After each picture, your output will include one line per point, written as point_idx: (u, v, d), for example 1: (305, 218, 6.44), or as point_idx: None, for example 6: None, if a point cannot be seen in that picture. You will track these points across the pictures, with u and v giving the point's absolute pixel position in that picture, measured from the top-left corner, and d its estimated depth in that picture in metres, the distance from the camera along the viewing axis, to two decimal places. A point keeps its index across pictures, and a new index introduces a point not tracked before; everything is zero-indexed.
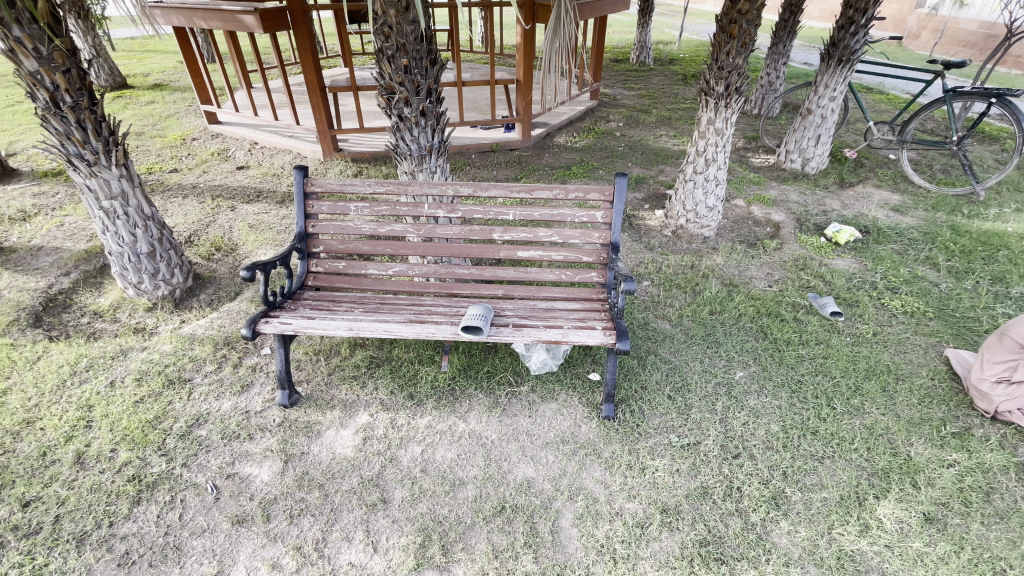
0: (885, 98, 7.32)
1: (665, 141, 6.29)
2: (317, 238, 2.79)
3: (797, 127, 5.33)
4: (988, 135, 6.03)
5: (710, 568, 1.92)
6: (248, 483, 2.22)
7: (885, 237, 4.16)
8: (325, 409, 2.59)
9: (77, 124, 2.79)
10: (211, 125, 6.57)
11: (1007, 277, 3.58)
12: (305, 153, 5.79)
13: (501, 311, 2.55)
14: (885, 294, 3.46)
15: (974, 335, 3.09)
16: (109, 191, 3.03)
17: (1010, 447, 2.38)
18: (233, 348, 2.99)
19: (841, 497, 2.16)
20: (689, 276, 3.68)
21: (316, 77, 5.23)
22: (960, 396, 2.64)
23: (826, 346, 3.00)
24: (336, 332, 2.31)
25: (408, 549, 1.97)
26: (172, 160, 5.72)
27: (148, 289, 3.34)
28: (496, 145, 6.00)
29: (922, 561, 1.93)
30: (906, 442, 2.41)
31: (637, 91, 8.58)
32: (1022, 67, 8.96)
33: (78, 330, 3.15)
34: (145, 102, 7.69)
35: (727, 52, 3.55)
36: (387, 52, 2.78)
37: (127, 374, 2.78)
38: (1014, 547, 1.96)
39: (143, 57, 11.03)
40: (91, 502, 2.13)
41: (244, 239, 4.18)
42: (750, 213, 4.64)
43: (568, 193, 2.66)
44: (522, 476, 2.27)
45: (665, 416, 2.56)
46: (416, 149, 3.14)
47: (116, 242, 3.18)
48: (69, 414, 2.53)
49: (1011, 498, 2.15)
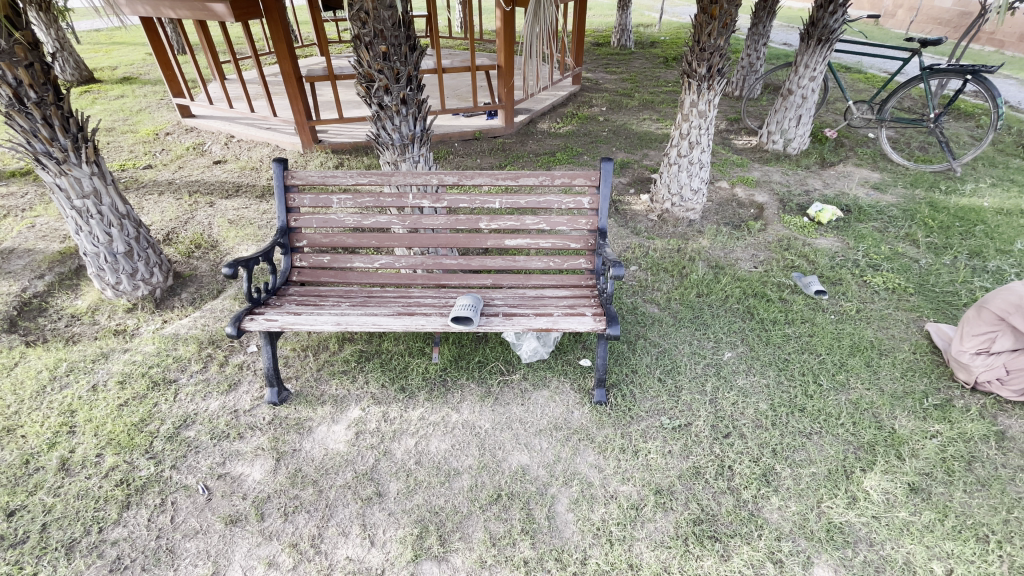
0: (863, 77, 7.39)
1: (648, 125, 6.28)
2: (299, 232, 2.74)
3: (778, 108, 5.36)
4: (964, 112, 6.12)
5: (704, 546, 1.95)
6: (240, 483, 2.20)
7: (866, 214, 4.22)
8: (315, 405, 2.56)
9: (43, 120, 2.69)
10: (185, 119, 6.39)
11: (984, 251, 3.66)
12: (284, 145, 5.66)
13: (490, 300, 2.54)
14: (867, 271, 3.52)
15: (953, 309, 3.17)
16: (80, 189, 2.93)
17: (990, 417, 2.45)
18: (218, 346, 2.94)
19: (829, 471, 2.21)
20: (676, 260, 3.69)
21: (292, 67, 5.09)
22: (941, 368, 2.71)
23: (811, 324, 3.05)
24: (324, 327, 2.28)
25: (406, 540, 1.97)
26: (145, 156, 5.55)
27: (127, 290, 3.26)
28: (479, 132, 5.92)
29: (908, 529, 1.99)
30: (890, 415, 2.47)
31: (619, 74, 8.53)
32: (995, 44, 9.11)
33: (56, 334, 3.06)
34: (114, 96, 7.45)
35: (708, 33, 3.54)
36: (364, 39, 2.71)
37: (110, 377, 2.72)
38: (996, 513, 2.03)
39: (110, 50, 10.67)
40: (79, 508, 2.09)
41: (225, 235, 4.09)
42: (734, 195, 4.67)
43: (554, 179, 2.64)
44: (517, 463, 2.28)
45: (656, 399, 2.58)
46: (398, 139, 3.08)
47: (90, 242, 3.09)
48: (52, 420, 2.47)
49: (992, 466, 2.21)
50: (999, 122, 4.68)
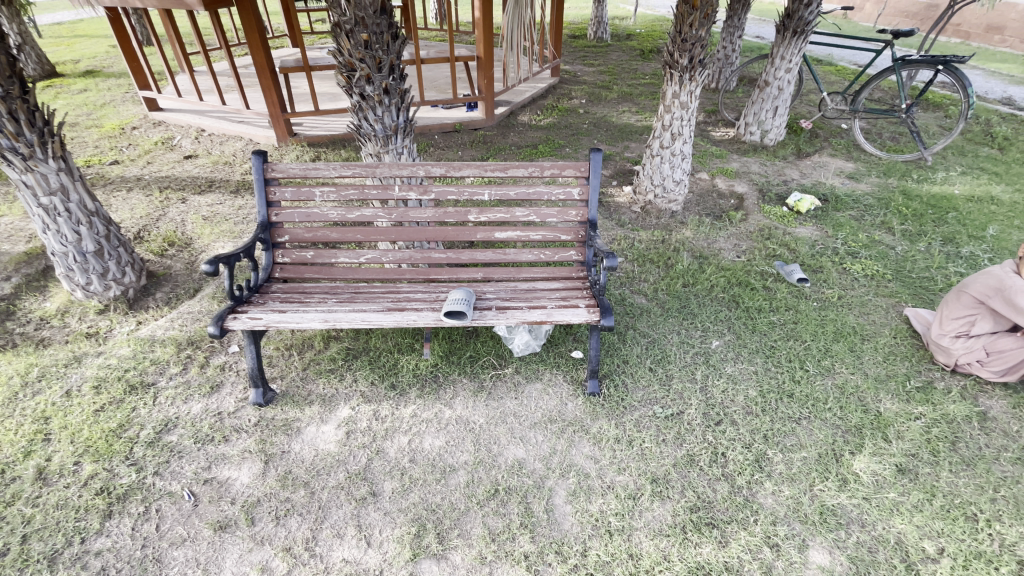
0: (835, 69, 7.54)
1: (628, 117, 6.30)
2: (281, 227, 2.64)
3: (755, 99, 5.43)
4: (932, 103, 6.31)
5: (702, 534, 1.97)
6: (228, 487, 2.12)
7: (843, 204, 4.32)
8: (303, 405, 2.49)
9: (8, 114, 2.56)
10: (152, 112, 6.14)
11: (957, 238, 3.78)
12: (258, 139, 5.49)
13: (481, 294, 2.50)
14: (847, 259, 3.60)
15: (930, 293, 3.26)
16: (47, 186, 2.79)
17: (970, 397, 2.54)
18: (198, 347, 2.84)
19: (820, 455, 2.25)
20: (661, 250, 3.72)
21: (265, 58, 4.92)
22: (921, 352, 2.79)
23: (795, 311, 3.11)
24: (311, 325, 2.21)
25: (403, 540, 1.94)
26: (111, 152, 5.32)
27: (98, 291, 3.10)
28: (459, 125, 5.85)
29: (898, 509, 2.04)
30: (875, 398, 2.53)
31: (597, 67, 8.53)
32: (959, 37, 9.43)
33: (24, 338, 2.91)
34: (76, 90, 7.12)
35: (690, 24, 3.55)
36: (345, 26, 2.63)
37: (84, 383, 2.59)
38: (981, 491, 2.10)
39: (70, 42, 10.20)
40: (58, 519, 1.99)
41: (200, 232, 3.95)
42: (715, 185, 4.72)
43: (543, 170, 2.60)
44: (513, 457, 2.26)
45: (648, 389, 2.59)
46: (381, 130, 3.01)
47: (58, 241, 2.94)
48: (24, 428, 2.35)
49: (974, 445, 2.29)
50: (967, 112, 4.82)
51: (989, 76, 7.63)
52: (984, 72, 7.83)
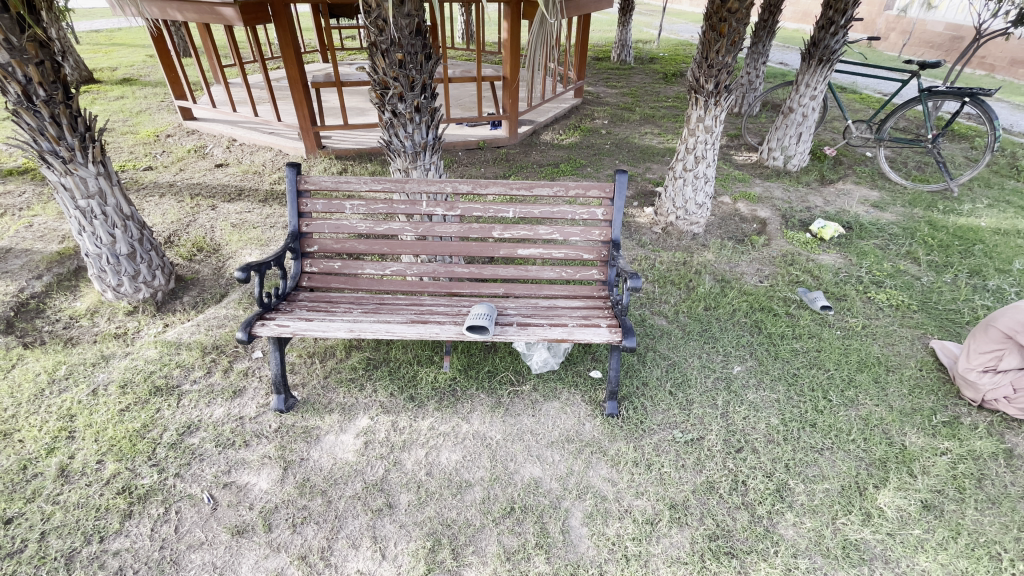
0: (858, 98, 7.52)
1: (649, 139, 6.34)
2: (310, 237, 2.70)
3: (779, 125, 5.42)
4: (958, 133, 6.25)
5: (721, 563, 1.93)
6: (246, 493, 2.15)
7: (867, 232, 4.27)
8: (323, 413, 2.52)
9: (51, 119, 2.65)
10: (186, 121, 6.35)
11: (984, 270, 3.71)
12: (287, 150, 5.64)
13: (503, 310, 2.52)
14: (871, 288, 3.55)
15: (956, 326, 3.20)
16: (85, 189, 2.88)
17: (998, 434, 2.46)
18: (223, 352, 2.89)
19: (842, 487, 2.20)
20: (682, 273, 3.70)
21: (298, 73, 5.07)
22: (947, 386, 2.73)
23: (818, 339, 3.06)
24: (336, 334, 2.25)
25: (418, 554, 1.93)
26: (145, 158, 5.50)
27: (128, 292, 3.19)
28: (483, 143, 5.95)
29: (923, 547, 1.98)
30: (900, 432, 2.47)
31: (620, 89, 8.63)
32: (985, 68, 9.41)
33: (54, 336, 3.00)
34: (114, 97, 7.40)
35: (716, 50, 3.57)
36: (381, 46, 2.70)
37: (111, 382, 2.66)
38: (1008, 531, 2.03)
39: (109, 50, 10.63)
40: (79, 517, 2.02)
41: (228, 239, 4.04)
42: (737, 210, 4.71)
43: (568, 190, 2.62)
44: (529, 476, 2.24)
45: (667, 412, 2.57)
46: (410, 146, 3.09)
47: (93, 243, 3.03)
48: (50, 425, 2.40)
49: (1001, 484, 2.22)
50: (995, 144, 4.75)
51: (1017, 108, 7.56)
52: (1010, 105, 7.75)
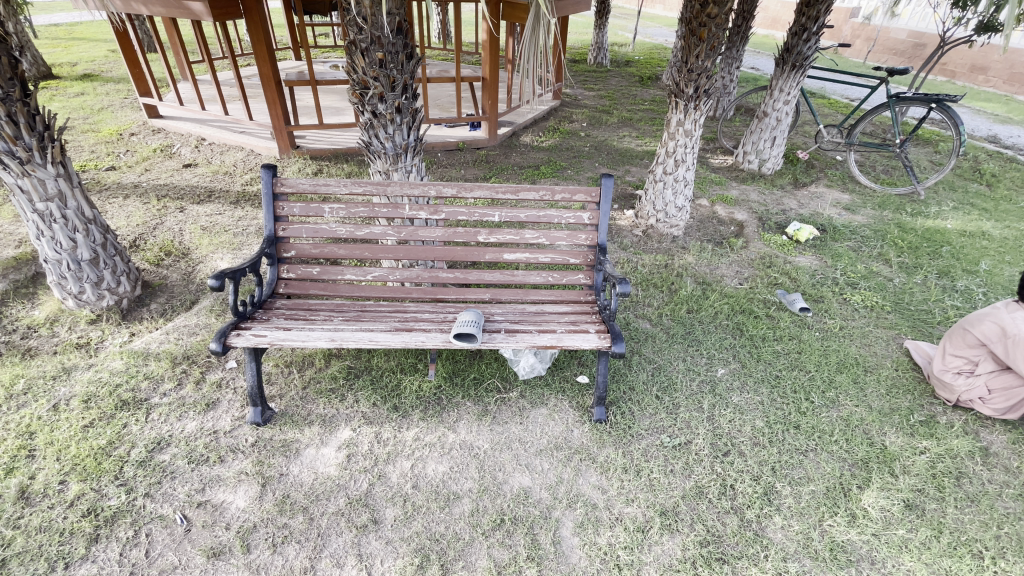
0: (828, 103, 7.75)
1: (628, 142, 6.38)
2: (286, 242, 2.59)
3: (754, 128, 5.51)
4: (922, 138, 6.51)
5: (712, 569, 1.92)
6: (222, 512, 2.04)
7: (840, 235, 4.37)
8: (302, 426, 2.43)
9: (8, 117, 2.49)
10: (153, 119, 6.10)
11: (953, 271, 3.83)
12: (260, 150, 5.46)
13: (490, 316, 2.47)
14: (846, 289, 3.62)
15: (927, 326, 3.30)
16: (44, 191, 2.72)
17: (973, 432, 2.54)
18: (194, 362, 2.76)
19: (828, 489, 2.23)
20: (664, 276, 3.72)
21: (270, 70, 4.89)
22: (923, 385, 2.81)
23: (798, 341, 3.10)
24: (316, 343, 2.15)
25: (406, 571, 1.86)
26: (109, 158, 5.26)
27: (90, 300, 3.02)
28: (462, 144, 5.90)
29: (907, 546, 2.01)
30: (880, 431, 2.52)
31: (597, 91, 8.70)
32: (947, 74, 9.82)
33: (11, 347, 2.81)
34: (74, 93, 7.07)
35: (696, 54, 3.58)
36: (360, 45, 2.61)
37: (73, 396, 2.51)
38: (987, 528, 2.08)
39: (69, 45, 10.17)
40: (41, 542, 1.89)
41: (198, 242, 3.88)
42: (715, 213, 4.76)
43: (554, 194, 2.57)
44: (519, 486, 2.20)
45: (654, 416, 2.56)
46: (391, 148, 3.01)
47: (52, 248, 2.86)
48: (7, 443, 2.25)
49: (978, 481, 2.28)
50: (960, 149, 4.91)
51: (977, 114, 7.91)
52: (971, 110, 8.10)
